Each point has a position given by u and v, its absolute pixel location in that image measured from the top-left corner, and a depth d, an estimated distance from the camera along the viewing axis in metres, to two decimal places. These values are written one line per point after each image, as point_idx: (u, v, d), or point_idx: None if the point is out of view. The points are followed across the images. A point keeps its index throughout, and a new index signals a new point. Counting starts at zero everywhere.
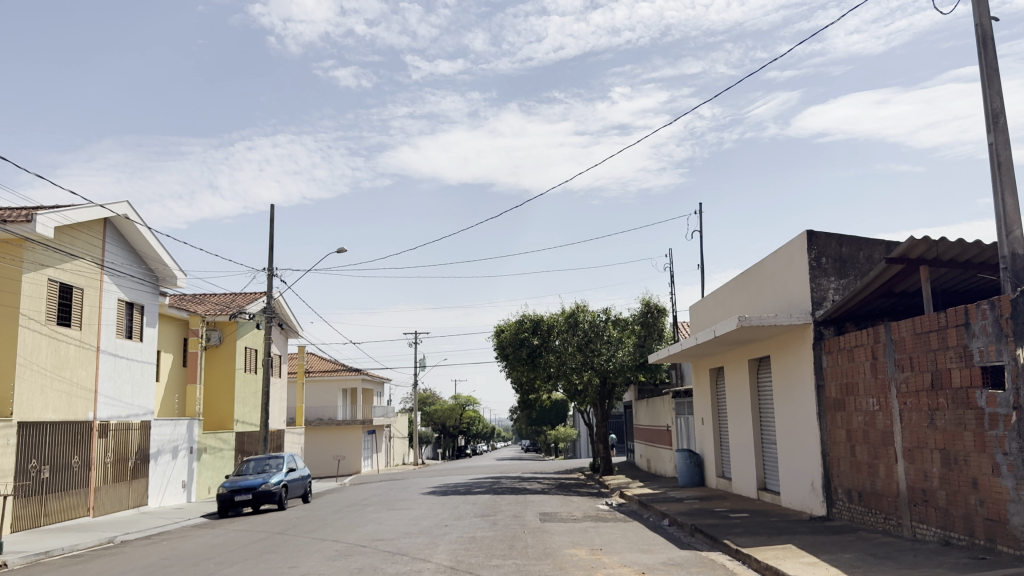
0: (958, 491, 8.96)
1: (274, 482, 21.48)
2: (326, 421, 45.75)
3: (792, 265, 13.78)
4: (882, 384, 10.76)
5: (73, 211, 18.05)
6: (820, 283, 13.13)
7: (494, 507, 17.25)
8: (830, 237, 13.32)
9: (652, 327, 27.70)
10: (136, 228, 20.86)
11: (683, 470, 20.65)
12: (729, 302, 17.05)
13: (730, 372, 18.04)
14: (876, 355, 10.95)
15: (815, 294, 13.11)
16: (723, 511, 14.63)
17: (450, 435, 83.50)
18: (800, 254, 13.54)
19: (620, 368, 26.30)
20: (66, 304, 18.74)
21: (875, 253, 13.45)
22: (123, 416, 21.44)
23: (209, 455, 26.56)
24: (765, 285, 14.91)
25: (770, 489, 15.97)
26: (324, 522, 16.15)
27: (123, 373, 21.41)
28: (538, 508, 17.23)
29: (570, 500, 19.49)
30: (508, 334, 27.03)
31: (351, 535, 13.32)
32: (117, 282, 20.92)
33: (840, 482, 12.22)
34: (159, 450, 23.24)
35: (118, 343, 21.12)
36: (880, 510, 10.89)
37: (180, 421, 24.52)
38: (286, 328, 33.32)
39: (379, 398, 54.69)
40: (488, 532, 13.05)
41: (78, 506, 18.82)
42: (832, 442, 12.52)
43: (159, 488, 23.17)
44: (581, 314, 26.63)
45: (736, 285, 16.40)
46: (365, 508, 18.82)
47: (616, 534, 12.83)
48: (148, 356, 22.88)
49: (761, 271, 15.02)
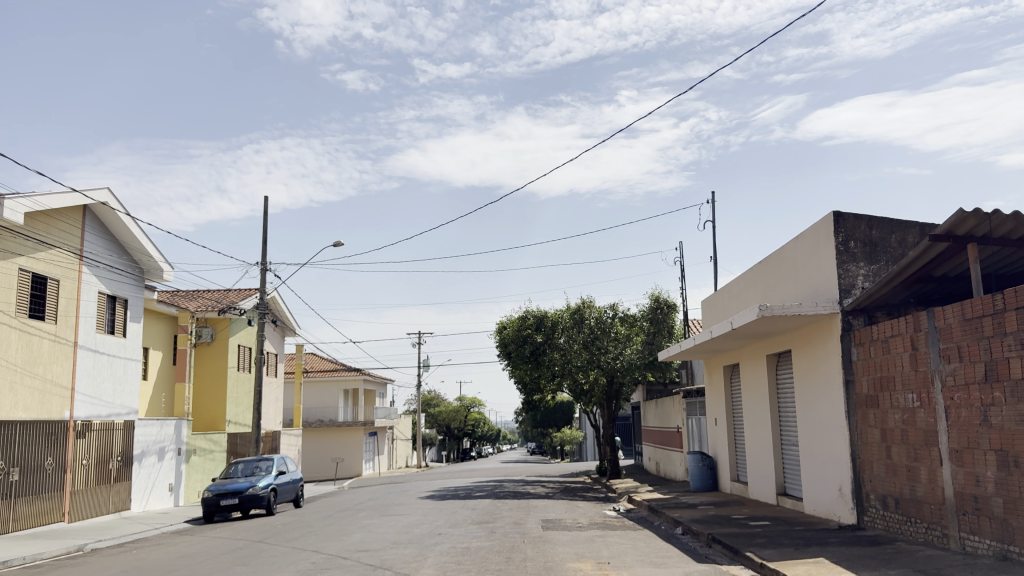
0: (1019, 499, 7.77)
1: (262, 486, 20.34)
2: (326, 423, 44.70)
3: (817, 251, 12.60)
4: (924, 378, 9.60)
5: (44, 196, 16.98)
6: (848, 269, 11.96)
7: (493, 514, 16.08)
8: (858, 218, 12.13)
9: (661, 323, 26.16)
10: (116, 216, 19.74)
11: (695, 473, 19.45)
12: (745, 294, 15.86)
13: (746, 369, 16.84)
14: (915, 345, 9.79)
15: (844, 281, 11.93)
16: (740, 519, 13.43)
17: (455, 438, 82.36)
18: (826, 238, 12.35)
19: (628, 366, 25.05)
20: (40, 296, 17.69)
21: (909, 236, 12.27)
22: (104, 415, 20.34)
23: (199, 457, 25.50)
24: (786, 273, 13.72)
25: (791, 494, 14.77)
26: (310, 530, 15.00)
27: (104, 370, 20.30)
28: (540, 514, 16.06)
29: (574, 506, 18.34)
30: (511, 331, 25.92)
31: (334, 545, 12.18)
32: (96, 273, 19.77)
33: (873, 487, 11.04)
34: (144, 451, 22.12)
35: (99, 338, 20.00)
36: (921, 519, 9.72)
37: (167, 422, 23.43)
38: (281, 325, 32.18)
39: (382, 400, 53.61)
40: (484, 542, 11.90)
41: (52, 511, 17.74)
42: (863, 444, 11.34)
43: (143, 492, 22.06)
44: (587, 310, 25.49)
45: (754, 275, 15.21)
46: (357, 514, 17.69)
47: (624, 544, 11.66)
48: (133, 353, 21.76)
49: (782, 259, 13.82)
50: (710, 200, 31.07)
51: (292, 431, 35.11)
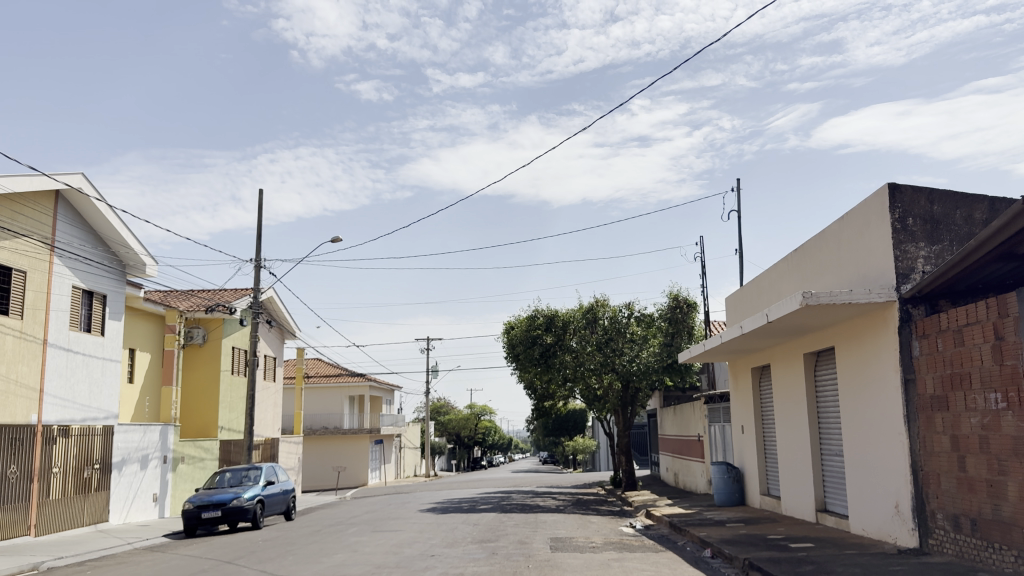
0: None
1: (247, 497, 18.76)
2: (330, 430, 43.19)
3: (867, 232, 10.97)
4: (1012, 373, 7.93)
5: (6, 179, 15.60)
6: (906, 251, 10.33)
7: (496, 531, 14.43)
8: (918, 191, 10.48)
9: (681, 324, 24.35)
10: (91, 204, 18.27)
11: (720, 486, 17.73)
12: (779, 287, 14.20)
13: (779, 370, 15.17)
14: (1000, 334, 8.13)
15: (902, 264, 10.28)
16: (776, 540, 11.74)
17: (465, 447, 80.64)
18: (878, 215, 10.71)
19: (645, 370, 23.36)
20: (4, 288, 16.30)
21: (977, 212, 10.61)
22: (77, 419, 18.76)
23: (188, 466, 24.01)
24: (829, 259, 12.07)
25: (833, 511, 13.06)
26: (288, 549, 13.39)
27: (78, 371, 18.77)
28: (549, 531, 14.39)
29: (587, 521, 16.65)
30: (518, 331, 24.25)
31: (309, 569, 10.57)
32: (70, 265, 18.32)
33: (941, 505, 9.34)
34: (124, 459, 20.53)
35: (72, 336, 18.51)
36: (1009, 545, 8.02)
37: (152, 427, 21.89)
38: (280, 328, 30.67)
39: (389, 407, 52.01)
40: (481, 566, 10.29)
41: (17, 523, 16.21)
42: (927, 454, 9.66)
43: (124, 503, 20.47)
44: (600, 310, 23.93)
45: (790, 263, 13.57)
46: (347, 530, 16.08)
47: (646, 570, 9.98)
48: (113, 353, 20.24)
49: (825, 243, 12.19)
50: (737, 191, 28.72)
51: (292, 439, 33.50)
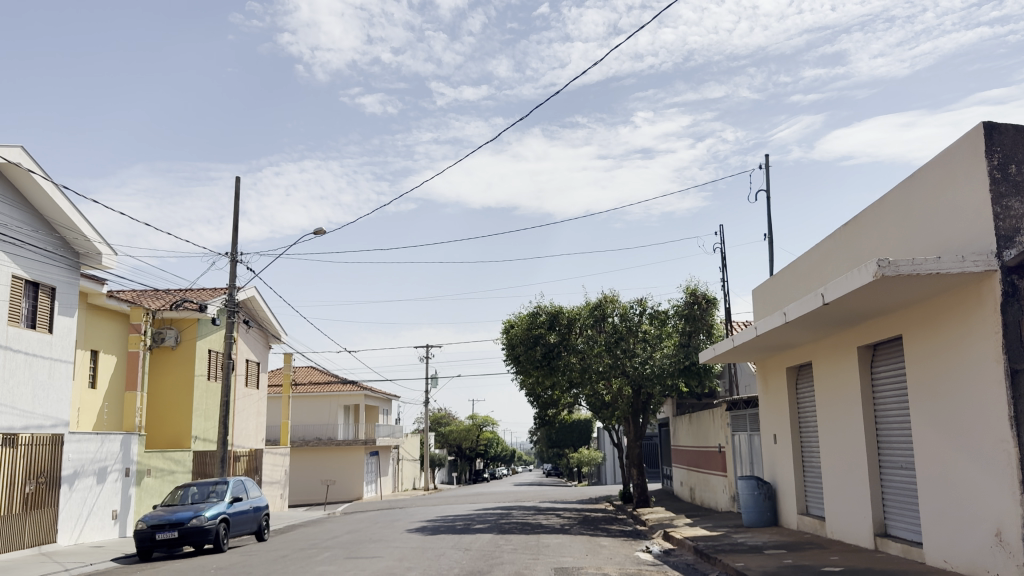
0: None
1: (209, 516, 16.45)
2: (324, 442, 40.90)
3: (953, 186, 8.76)
4: None
5: None
6: (1009, 206, 8.08)
7: (491, 559, 12.10)
8: (1021, 131, 8.27)
9: (699, 321, 21.90)
10: (33, 179, 16.16)
11: (748, 505, 15.45)
12: (828, 269, 12.01)
13: (823, 369, 12.95)
14: None
15: (1003, 225, 8.05)
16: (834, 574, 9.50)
17: (466, 458, 78.09)
18: (968, 163, 8.48)
19: (659, 373, 21.11)
20: None
21: None
22: (18, 427, 16.46)
23: (154, 479, 21.79)
24: (899, 227, 9.88)
25: (897, 537, 10.79)
26: None
27: (18, 373, 16.53)
28: (553, 559, 12.13)
29: (598, 545, 14.37)
30: (518, 330, 22.08)
31: None
32: (7, 250, 16.17)
33: None
34: (76, 472, 18.18)
35: (12, 332, 16.32)
36: None
37: (111, 437, 19.62)
38: (262, 329, 28.47)
39: (386, 418, 49.67)
40: None
41: None
42: None
43: (74, 521, 18.10)
44: (609, 306, 21.65)
45: (845, 238, 11.37)
46: (319, 556, 13.82)
47: None
48: (63, 353, 18.00)
49: (894, 207, 10.00)
50: (764, 163, 21.38)
51: (278, 451, 31.26)
